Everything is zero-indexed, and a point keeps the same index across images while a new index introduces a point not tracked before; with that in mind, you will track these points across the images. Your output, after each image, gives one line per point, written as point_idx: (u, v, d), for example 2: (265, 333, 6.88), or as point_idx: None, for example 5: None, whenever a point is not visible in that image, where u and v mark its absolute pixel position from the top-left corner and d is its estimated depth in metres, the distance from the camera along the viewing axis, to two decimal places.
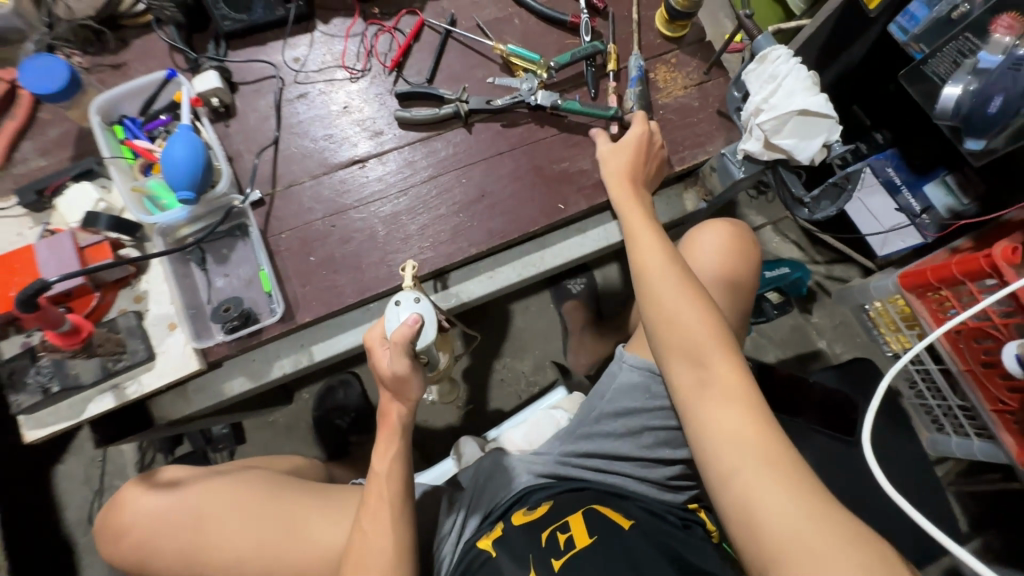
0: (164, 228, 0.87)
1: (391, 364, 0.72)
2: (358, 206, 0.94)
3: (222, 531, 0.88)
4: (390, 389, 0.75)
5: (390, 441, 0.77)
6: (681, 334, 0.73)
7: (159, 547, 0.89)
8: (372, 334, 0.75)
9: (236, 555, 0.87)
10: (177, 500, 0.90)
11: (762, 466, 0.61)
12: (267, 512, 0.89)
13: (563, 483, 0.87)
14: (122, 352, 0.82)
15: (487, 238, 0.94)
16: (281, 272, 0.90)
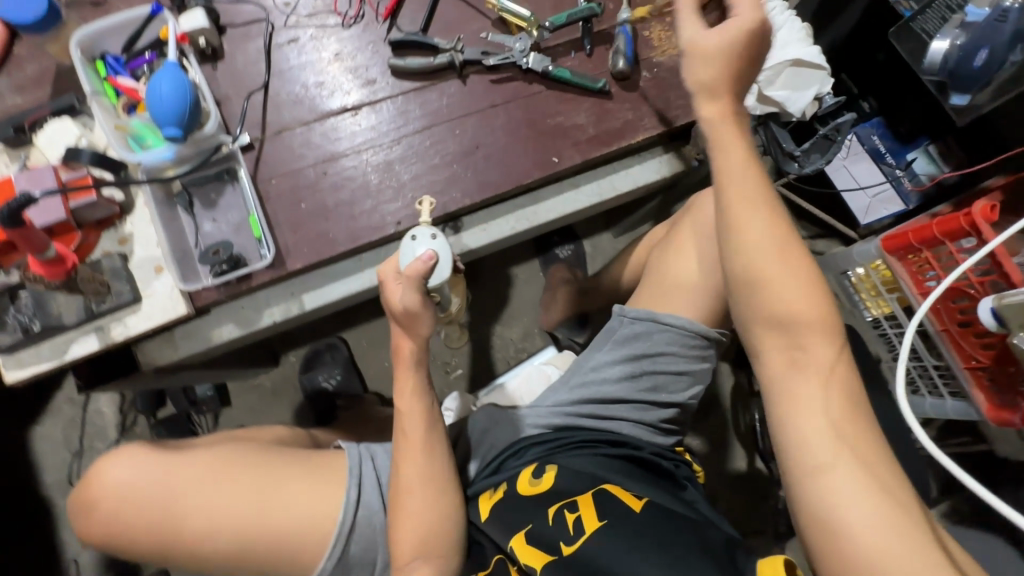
0: (148, 168, 0.85)
1: (403, 296, 0.72)
2: (350, 154, 0.93)
3: (200, 508, 0.82)
4: (402, 324, 0.75)
5: (410, 377, 0.76)
6: (783, 296, 0.58)
7: (129, 523, 0.82)
8: (383, 269, 0.74)
9: (214, 529, 0.81)
10: (144, 473, 0.83)
11: (854, 462, 0.52)
12: (246, 479, 0.84)
13: (565, 438, 0.87)
14: (106, 293, 0.80)
15: (480, 189, 0.94)
16: (271, 218, 0.89)
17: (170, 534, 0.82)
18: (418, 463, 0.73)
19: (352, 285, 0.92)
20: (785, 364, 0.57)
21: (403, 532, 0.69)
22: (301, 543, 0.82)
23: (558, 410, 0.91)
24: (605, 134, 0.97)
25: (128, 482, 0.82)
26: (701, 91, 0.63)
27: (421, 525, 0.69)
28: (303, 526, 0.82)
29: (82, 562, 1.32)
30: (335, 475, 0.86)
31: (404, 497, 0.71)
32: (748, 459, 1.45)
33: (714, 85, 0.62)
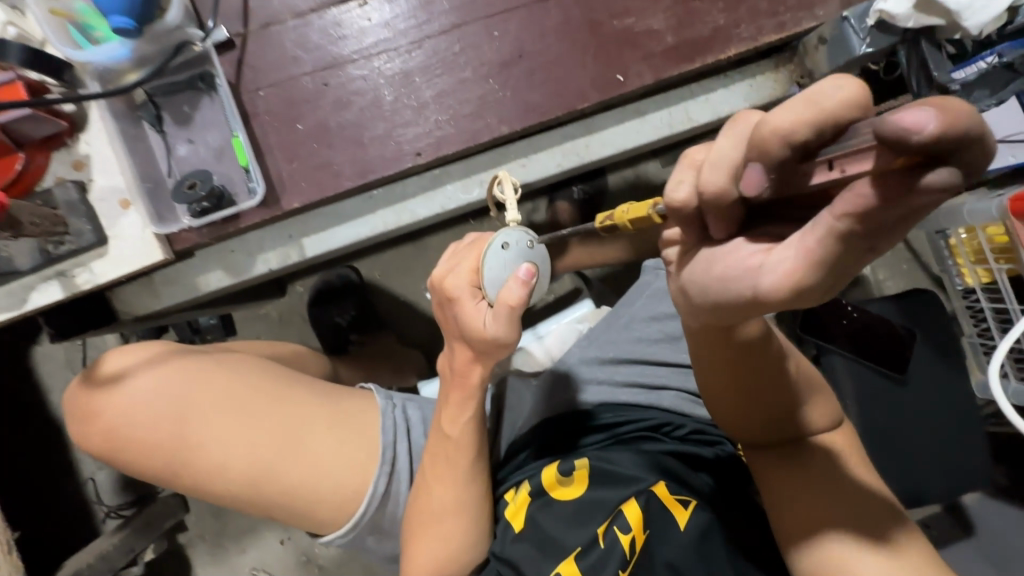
0: (101, 71, 0.66)
1: (491, 325, 0.56)
2: (357, 60, 0.72)
3: (209, 434, 0.64)
4: (473, 350, 0.60)
5: (462, 400, 0.64)
6: (779, 421, 0.57)
7: (125, 442, 0.65)
8: (451, 283, 0.59)
9: (227, 469, 0.64)
10: (145, 388, 0.65)
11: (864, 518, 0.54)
12: (268, 417, 0.65)
13: (615, 433, 0.74)
14: (64, 232, 0.65)
15: (521, 114, 0.73)
16: (260, 142, 0.71)
17: (172, 465, 0.64)
18: (463, 491, 0.65)
19: (361, 230, 0.76)
20: (780, 468, 0.58)
21: (426, 552, 0.66)
22: (321, 505, 0.65)
23: (603, 389, 0.79)
24: (687, 44, 0.74)
25: (125, 396, 0.64)
26: (740, 299, 0.36)
27: (442, 549, 0.66)
28: (326, 488, 0.65)
29: (99, 481, 1.26)
30: (368, 437, 0.67)
31: (437, 519, 0.65)
32: None
33: (742, 307, 0.37)
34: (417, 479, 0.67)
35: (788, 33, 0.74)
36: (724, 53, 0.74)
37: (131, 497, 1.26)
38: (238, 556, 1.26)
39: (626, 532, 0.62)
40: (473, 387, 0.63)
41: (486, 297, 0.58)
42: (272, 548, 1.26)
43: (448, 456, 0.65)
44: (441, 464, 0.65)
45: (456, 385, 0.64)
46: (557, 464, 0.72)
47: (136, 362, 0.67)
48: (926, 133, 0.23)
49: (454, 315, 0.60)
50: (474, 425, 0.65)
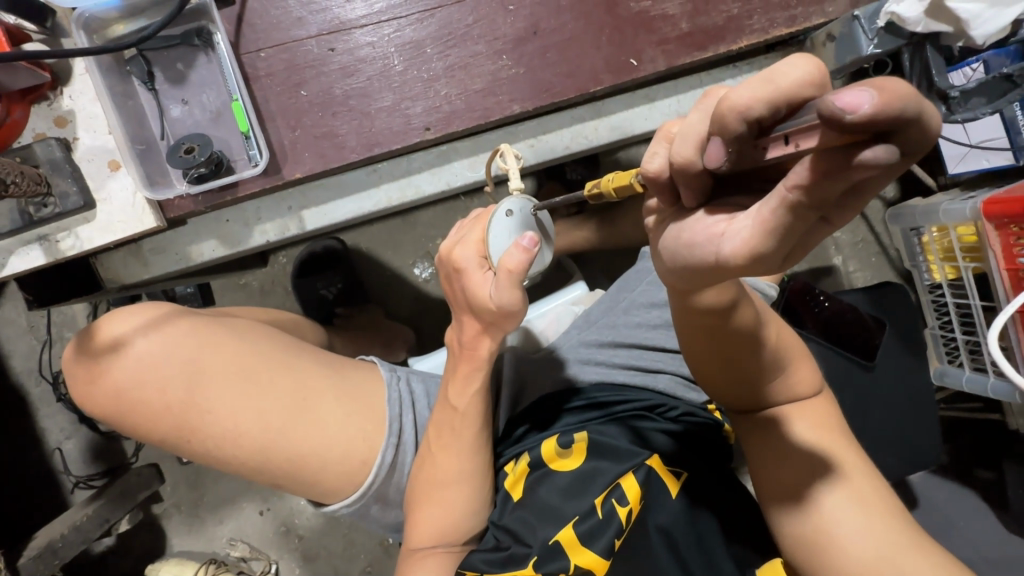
0: (86, 20, 0.61)
1: (496, 295, 0.56)
2: (366, 25, 0.69)
3: (214, 401, 0.62)
4: (482, 321, 0.60)
5: (470, 373, 0.65)
6: (756, 387, 0.60)
7: (128, 409, 0.62)
8: (459, 254, 0.58)
9: (235, 438, 0.62)
10: (146, 354, 0.61)
11: (836, 468, 0.58)
12: (279, 387, 0.64)
13: (603, 412, 0.75)
14: (46, 194, 0.61)
15: (533, 94, 0.72)
16: (260, 107, 0.67)
17: (177, 432, 0.62)
18: (469, 461, 0.66)
19: (364, 206, 0.74)
20: (755, 428, 0.62)
21: (430, 518, 0.67)
22: (330, 474, 0.65)
23: (600, 370, 0.80)
24: (701, 32, 0.74)
25: (126, 361, 0.61)
26: (703, 264, 0.36)
27: (447, 515, 0.67)
28: (336, 458, 0.64)
29: (66, 451, 1.21)
30: (378, 410, 0.67)
31: (444, 487, 0.67)
32: None
33: (707, 273, 0.37)
34: (422, 448, 0.68)
35: (799, 28, 0.75)
36: (736, 43, 0.74)
37: (103, 467, 1.21)
38: (215, 527, 1.24)
39: (623, 505, 0.66)
40: (482, 360, 0.64)
41: (492, 266, 0.57)
42: (251, 520, 1.25)
43: (452, 426, 0.66)
44: (447, 435, 0.66)
45: (463, 360, 0.64)
46: (556, 437, 0.73)
47: (135, 325, 0.62)
48: (862, 114, 0.24)
49: (463, 288, 0.59)
50: (481, 398, 0.66)
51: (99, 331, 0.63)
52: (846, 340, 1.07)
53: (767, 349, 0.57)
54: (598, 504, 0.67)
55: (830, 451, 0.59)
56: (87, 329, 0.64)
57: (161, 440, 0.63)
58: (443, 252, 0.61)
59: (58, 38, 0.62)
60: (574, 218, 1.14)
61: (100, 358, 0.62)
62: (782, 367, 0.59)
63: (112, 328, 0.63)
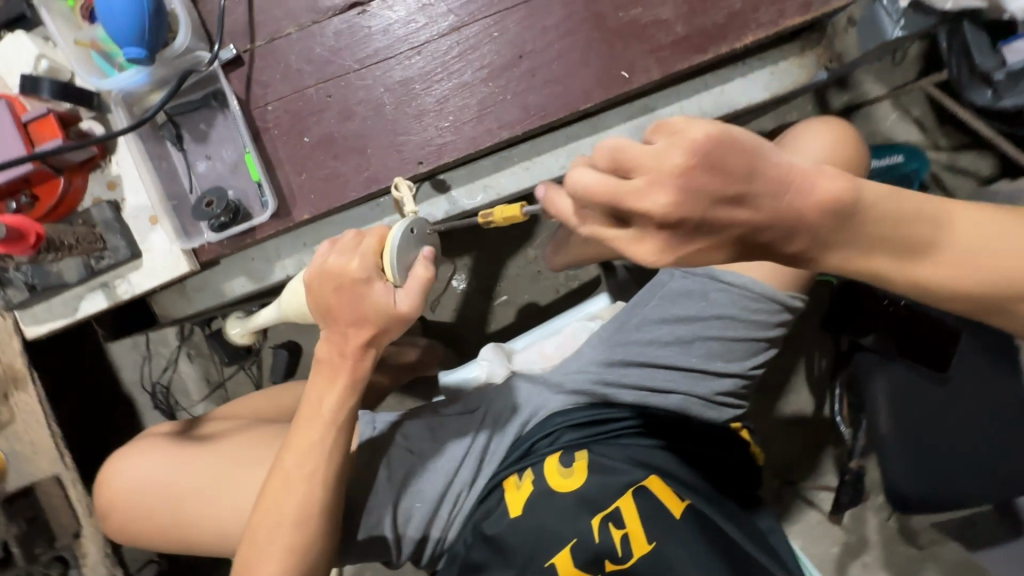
0: (125, 96, 0.71)
1: (405, 302, 0.58)
2: (359, 70, 0.73)
3: (191, 512, 0.71)
4: (372, 324, 0.60)
5: (336, 380, 0.63)
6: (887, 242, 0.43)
7: (137, 518, 0.73)
8: (356, 266, 0.58)
9: (216, 537, 0.71)
10: (143, 481, 0.73)
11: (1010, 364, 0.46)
12: (229, 481, 0.71)
13: (602, 429, 0.76)
14: (102, 248, 0.72)
15: (522, 117, 0.72)
16: (271, 156, 0.74)
17: (178, 544, 0.73)
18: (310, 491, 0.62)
19: None
20: None
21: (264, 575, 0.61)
22: None
23: (611, 390, 0.77)
24: (699, 34, 0.70)
25: (127, 493, 0.74)
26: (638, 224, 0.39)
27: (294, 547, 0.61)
28: None
29: None
30: None
31: (284, 516, 0.62)
32: (818, 402, 1.25)
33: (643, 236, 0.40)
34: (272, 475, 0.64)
35: (814, 14, 0.68)
36: (740, 41, 0.69)
37: None
38: None
39: (620, 527, 0.70)
40: (355, 367, 0.63)
41: (391, 279, 0.59)
42: None
43: (296, 459, 0.63)
44: (284, 471, 0.63)
45: (327, 368, 0.63)
46: (558, 454, 0.75)
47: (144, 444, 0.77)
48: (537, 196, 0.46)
49: (357, 299, 0.59)
50: (341, 419, 0.64)
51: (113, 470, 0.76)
52: (923, 352, 0.79)
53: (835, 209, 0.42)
54: (594, 524, 0.70)
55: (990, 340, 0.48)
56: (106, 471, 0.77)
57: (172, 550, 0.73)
58: (330, 265, 0.59)
59: (105, 114, 0.71)
60: None
61: (114, 490, 0.75)
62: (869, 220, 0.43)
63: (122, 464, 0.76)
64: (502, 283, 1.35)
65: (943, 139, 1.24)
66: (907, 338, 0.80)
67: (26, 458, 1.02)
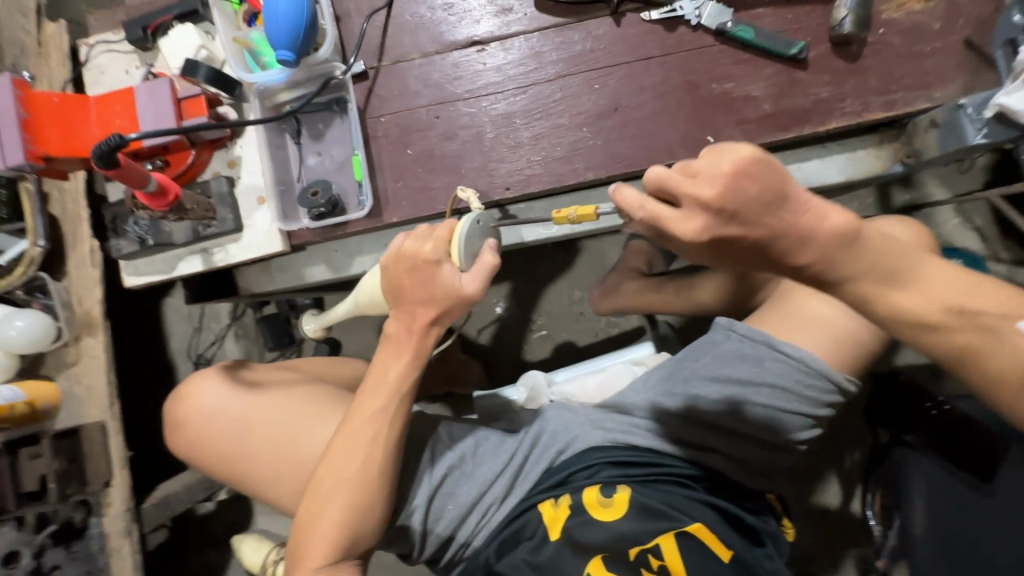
0: (262, 90, 0.80)
1: (469, 283, 0.62)
2: (469, 98, 0.81)
3: (254, 451, 0.74)
4: (438, 306, 0.64)
5: (405, 357, 0.67)
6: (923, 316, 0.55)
7: (204, 448, 0.77)
8: (429, 250, 0.62)
9: (273, 479, 0.74)
10: (210, 413, 0.77)
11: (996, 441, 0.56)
12: (290, 430, 0.74)
13: (643, 470, 0.77)
14: (212, 218, 0.79)
15: (608, 162, 0.78)
16: (375, 161, 0.81)
17: (235, 475, 0.76)
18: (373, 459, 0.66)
19: None
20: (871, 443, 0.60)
21: (320, 534, 0.65)
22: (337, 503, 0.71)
23: (650, 437, 0.79)
24: (786, 113, 0.75)
25: (195, 421, 0.77)
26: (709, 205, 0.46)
27: (352, 512, 0.66)
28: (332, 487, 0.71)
29: None
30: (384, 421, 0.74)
31: (339, 482, 0.66)
32: (845, 495, 1.21)
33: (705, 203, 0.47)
34: (333, 442, 0.68)
35: (897, 112, 0.73)
36: (823, 125, 0.75)
37: None
38: None
39: (657, 558, 0.71)
40: (422, 347, 0.67)
41: (458, 263, 0.63)
42: None
43: (358, 431, 0.67)
44: (350, 437, 0.67)
45: (395, 345, 0.67)
46: (599, 486, 0.76)
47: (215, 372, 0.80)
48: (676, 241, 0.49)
49: (433, 281, 0.63)
50: (404, 389, 0.67)
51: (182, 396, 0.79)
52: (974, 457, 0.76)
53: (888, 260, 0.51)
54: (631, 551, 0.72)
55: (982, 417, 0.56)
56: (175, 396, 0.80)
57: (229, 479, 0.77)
58: (395, 248, 0.65)
59: (241, 102, 0.81)
60: (653, 279, 1.16)
61: (181, 414, 0.78)
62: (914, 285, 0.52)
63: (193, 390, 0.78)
64: (544, 317, 1.39)
65: (1002, 252, 1.26)
66: (955, 442, 0.78)
67: (81, 400, 1.10)
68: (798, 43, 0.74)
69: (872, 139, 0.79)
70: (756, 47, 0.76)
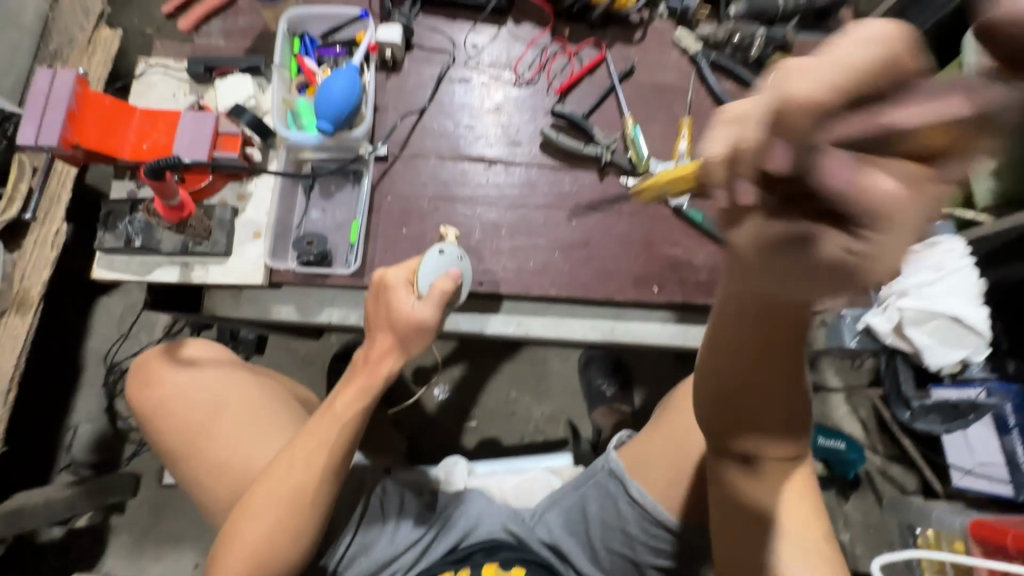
0: (291, 145, 0.91)
1: (420, 307, 0.69)
2: (467, 201, 0.94)
3: (214, 437, 0.78)
4: (395, 335, 0.70)
5: (364, 389, 0.71)
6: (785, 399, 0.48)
7: (164, 416, 0.80)
8: (393, 275, 0.71)
9: (221, 467, 0.76)
10: (182, 387, 0.81)
11: (800, 537, 0.55)
12: (246, 425, 0.78)
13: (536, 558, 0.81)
14: (205, 238, 0.84)
15: (569, 285, 0.91)
16: (372, 230, 0.91)
17: (184, 451, 0.78)
18: (315, 481, 0.67)
19: None
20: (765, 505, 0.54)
21: (247, 537, 0.66)
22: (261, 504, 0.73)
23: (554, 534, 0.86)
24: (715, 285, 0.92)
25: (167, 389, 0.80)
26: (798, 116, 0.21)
27: (274, 526, 0.66)
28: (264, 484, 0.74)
29: (79, 432, 1.35)
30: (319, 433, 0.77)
31: (270, 496, 0.67)
32: None
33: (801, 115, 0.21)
34: (277, 462, 0.69)
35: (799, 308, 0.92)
36: None
37: (97, 459, 1.33)
38: (153, 562, 1.31)
39: None
40: (378, 378, 0.71)
41: (416, 291, 0.70)
42: (184, 569, 1.31)
43: (308, 451, 0.68)
44: (296, 455, 0.68)
45: (356, 371, 0.72)
46: (497, 562, 0.80)
47: (203, 354, 0.84)
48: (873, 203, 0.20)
49: (387, 303, 0.70)
50: (349, 421, 0.70)
51: (159, 366, 0.82)
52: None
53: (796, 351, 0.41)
54: None
55: (783, 521, 0.55)
56: (148, 363, 0.83)
57: (177, 455, 0.79)
58: (377, 275, 0.72)
59: (269, 149, 0.90)
60: None
61: (155, 384, 0.81)
62: (811, 390, 0.46)
63: (172, 366, 0.82)
64: (478, 407, 1.44)
65: (877, 444, 1.45)
66: None
67: None
68: None
69: None
70: (701, 227, 0.94)
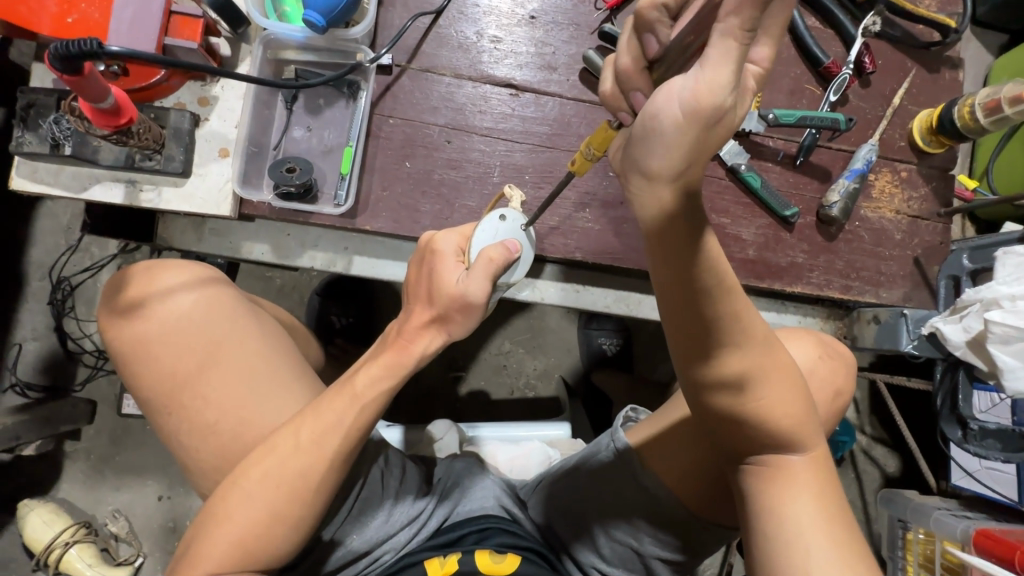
0: (270, 39, 0.71)
1: (467, 279, 0.55)
2: (485, 135, 0.77)
3: (195, 388, 0.61)
4: (437, 308, 0.56)
5: (391, 367, 0.56)
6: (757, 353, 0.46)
7: (138, 355, 0.62)
8: (444, 240, 0.59)
9: (202, 426, 0.61)
10: (157, 318, 0.62)
11: (823, 531, 0.47)
12: (228, 373, 0.62)
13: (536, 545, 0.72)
14: (156, 151, 0.67)
15: (598, 249, 0.78)
16: (368, 160, 0.74)
17: (162, 400, 0.62)
18: (323, 468, 0.53)
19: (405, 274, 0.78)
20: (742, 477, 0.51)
21: (230, 529, 0.51)
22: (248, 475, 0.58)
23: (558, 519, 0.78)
24: (763, 264, 0.80)
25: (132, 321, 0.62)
26: None
27: (264, 512, 0.52)
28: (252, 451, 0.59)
29: (25, 350, 1.21)
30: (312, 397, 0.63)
31: (266, 475, 0.52)
32: None
33: None
34: (270, 439, 0.54)
35: (849, 298, 0.81)
36: (790, 286, 0.80)
37: (46, 381, 1.21)
38: (110, 493, 1.22)
39: None
40: (412, 358, 0.57)
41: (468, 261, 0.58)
42: (145, 501, 1.23)
43: (322, 425, 0.53)
44: (303, 435, 0.53)
45: (389, 346, 0.57)
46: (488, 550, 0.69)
47: (186, 281, 0.64)
48: None
49: (431, 270, 0.57)
50: (368, 400, 0.55)
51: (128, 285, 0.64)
52: None
53: (713, 314, 0.42)
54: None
55: (790, 504, 0.49)
56: (117, 280, 0.65)
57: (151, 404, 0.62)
58: (424, 236, 0.60)
59: (241, 41, 0.71)
60: None
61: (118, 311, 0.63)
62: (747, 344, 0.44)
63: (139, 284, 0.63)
64: (468, 359, 1.35)
65: (868, 426, 1.43)
66: None
67: None
68: (792, 208, 0.80)
69: (821, 308, 0.87)
70: (757, 195, 0.80)
